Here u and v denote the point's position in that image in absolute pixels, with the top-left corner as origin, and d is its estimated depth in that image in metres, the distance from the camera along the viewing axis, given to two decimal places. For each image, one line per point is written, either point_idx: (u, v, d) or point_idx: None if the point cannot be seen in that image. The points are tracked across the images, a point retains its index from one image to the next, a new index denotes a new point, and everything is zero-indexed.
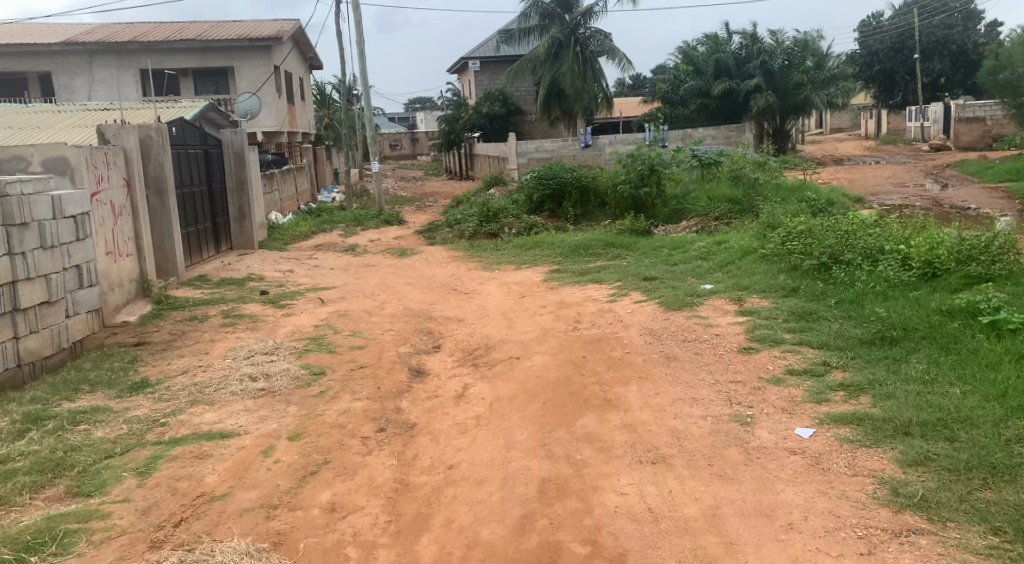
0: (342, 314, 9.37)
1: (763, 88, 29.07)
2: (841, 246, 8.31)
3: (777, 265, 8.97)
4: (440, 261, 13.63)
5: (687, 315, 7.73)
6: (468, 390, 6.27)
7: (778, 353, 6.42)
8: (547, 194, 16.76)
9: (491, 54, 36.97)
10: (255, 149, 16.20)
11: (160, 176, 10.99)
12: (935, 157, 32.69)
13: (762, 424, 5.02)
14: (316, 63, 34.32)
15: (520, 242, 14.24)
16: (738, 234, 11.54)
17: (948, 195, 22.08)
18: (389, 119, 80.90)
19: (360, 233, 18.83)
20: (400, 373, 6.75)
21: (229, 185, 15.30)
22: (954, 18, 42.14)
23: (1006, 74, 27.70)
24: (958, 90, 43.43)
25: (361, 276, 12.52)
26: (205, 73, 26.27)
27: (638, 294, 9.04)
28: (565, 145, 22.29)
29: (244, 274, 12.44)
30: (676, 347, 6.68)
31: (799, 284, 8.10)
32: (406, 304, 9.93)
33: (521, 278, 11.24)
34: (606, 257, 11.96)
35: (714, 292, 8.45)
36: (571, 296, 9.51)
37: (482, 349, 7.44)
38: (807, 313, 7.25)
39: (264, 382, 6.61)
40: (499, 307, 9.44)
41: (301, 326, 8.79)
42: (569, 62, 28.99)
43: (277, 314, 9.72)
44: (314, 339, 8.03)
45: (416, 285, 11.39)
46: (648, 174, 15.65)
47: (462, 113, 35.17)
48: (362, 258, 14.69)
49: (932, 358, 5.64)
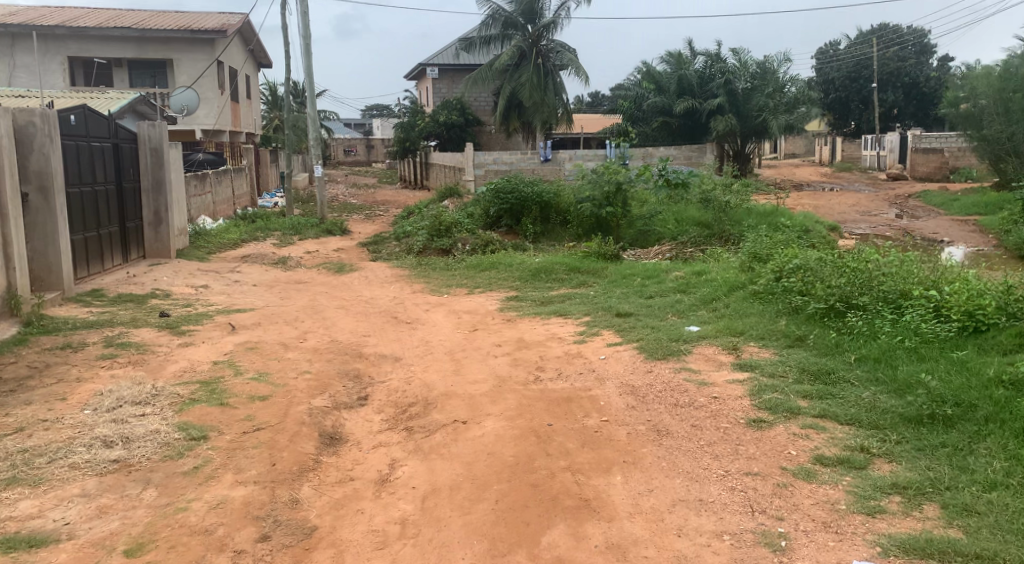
0: (252, 348, 7.67)
1: (726, 110, 28.12)
2: (854, 287, 6.94)
3: (774, 305, 7.59)
4: (381, 280, 12.01)
5: (673, 367, 6.27)
6: (396, 469, 4.71)
7: (798, 429, 4.98)
8: (505, 209, 15.29)
9: (449, 61, 35.46)
10: (177, 146, 14.37)
11: (44, 170, 9.24)
12: (893, 186, 32.15)
13: (802, 554, 3.60)
14: (264, 60, 32.32)
15: (475, 261, 12.68)
16: (718, 265, 10.17)
17: (917, 227, 21.19)
18: (345, 125, 78.59)
19: (297, 243, 17.06)
20: (309, 439, 5.16)
21: (144, 185, 13.43)
22: (907, 50, 42.44)
23: (967, 105, 27.15)
24: (909, 121, 43.36)
25: (288, 296, 10.82)
26: (140, 65, 24.25)
27: (611, 334, 7.57)
28: (524, 158, 20.81)
29: (148, 290, 10.63)
30: (666, 415, 5.22)
31: (806, 331, 6.71)
32: (333, 335, 8.28)
33: (471, 306, 9.68)
34: (570, 285, 10.50)
35: (702, 336, 7.02)
36: (531, 333, 7.98)
37: (420, 405, 5.87)
38: (824, 373, 5.85)
39: (122, 448, 4.94)
40: (444, 344, 7.87)
41: (196, 365, 7.08)
42: (530, 72, 27.61)
43: (173, 344, 7.98)
44: (207, 384, 6.36)
45: (348, 311, 9.74)
46: (614, 193, 14.24)
47: (417, 120, 33.55)
48: (293, 273, 12.98)
49: (1011, 451, 4.27)
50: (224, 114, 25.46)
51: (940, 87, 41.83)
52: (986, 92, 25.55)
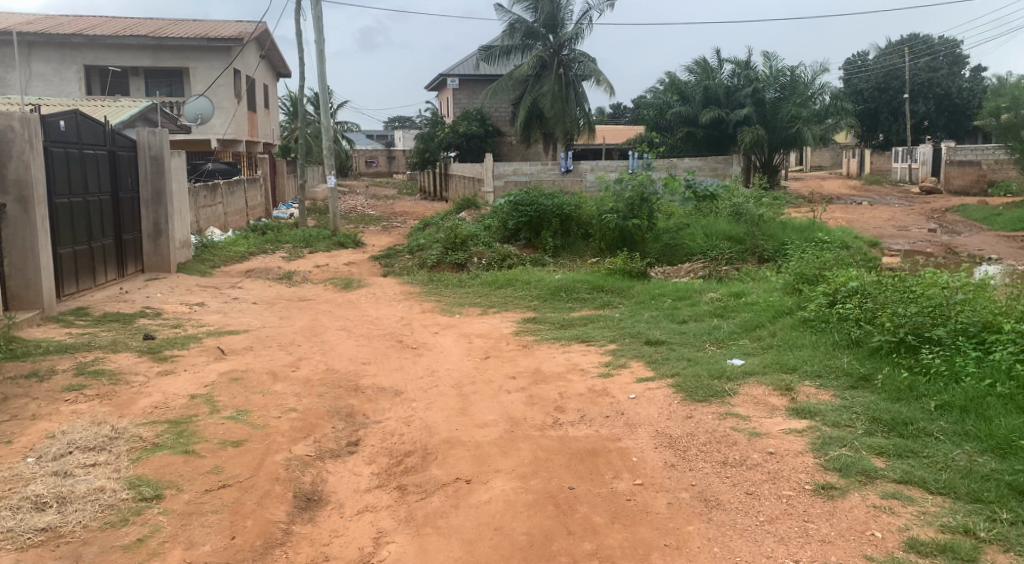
0: (235, 379, 6.81)
1: (754, 121, 27.06)
2: (924, 316, 5.99)
3: (829, 336, 6.66)
4: (390, 298, 11.18)
5: (716, 411, 5.35)
6: (382, 547, 3.84)
7: (878, 500, 4.05)
8: (523, 221, 14.42)
9: (470, 72, 34.74)
10: (181, 154, 13.70)
11: (23, 180, 8.52)
12: (928, 199, 30.91)
13: None
14: (281, 69, 31.75)
15: (489, 277, 11.81)
16: (759, 286, 9.23)
17: (960, 243, 20.04)
18: (365, 135, 78.14)
19: (307, 257, 16.28)
20: (281, 502, 4.30)
21: (144, 196, 12.73)
22: (939, 61, 41.10)
23: (1008, 115, 25.87)
24: (940, 133, 41.94)
25: (288, 316, 9.99)
26: (156, 73, 23.72)
27: (641, 367, 6.66)
28: (544, 169, 19.93)
29: (137, 308, 9.84)
30: (714, 478, 4.33)
31: (871, 369, 5.79)
32: (329, 363, 7.43)
33: (484, 329, 8.78)
34: (593, 305, 9.59)
35: (748, 372, 6.11)
36: (549, 363, 7.07)
37: (418, 455, 4.98)
38: (902, 423, 4.91)
39: (54, 512, 4.09)
40: (452, 375, 6.99)
41: (170, 399, 6.24)
42: (552, 82, 26.79)
43: (151, 371, 7.15)
44: (175, 424, 5.51)
45: (350, 333, 8.88)
46: (639, 203, 13.26)
47: (437, 131, 32.89)
48: (298, 289, 12.20)
49: None
50: (240, 123, 24.84)
51: (974, 99, 40.40)
52: None
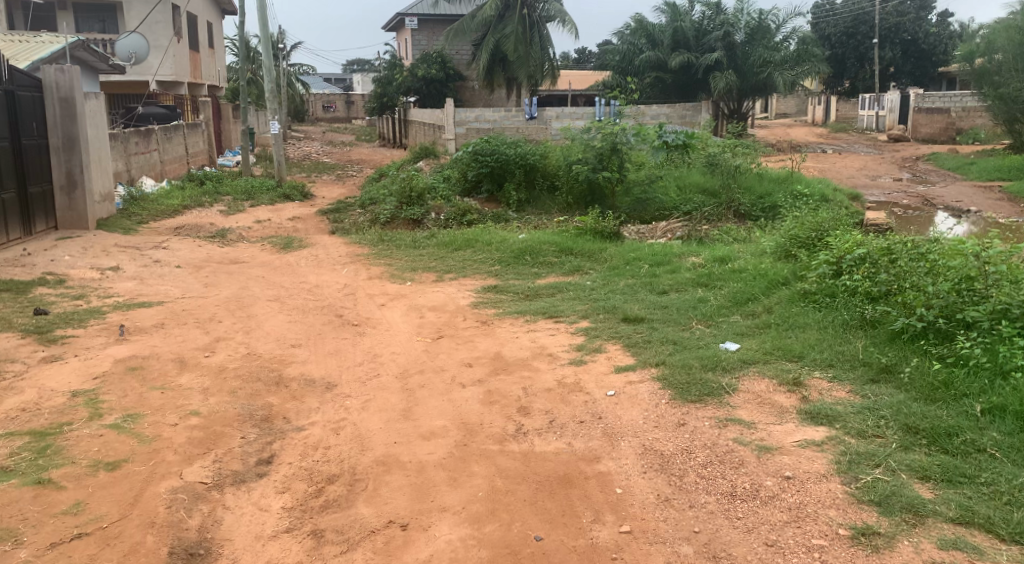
0: (133, 370, 5.64)
1: (724, 66, 25.84)
2: (955, 292, 5.00)
3: (837, 315, 5.68)
4: (335, 260, 10.03)
5: (714, 417, 4.35)
6: None
7: (936, 552, 3.13)
8: (484, 172, 13.22)
9: (429, 11, 32.84)
10: (99, 96, 12.16)
11: None
12: (897, 147, 30.22)
13: None
14: (225, 5, 29.58)
15: (446, 237, 10.67)
16: (747, 250, 8.25)
17: (936, 193, 19.31)
18: (320, 78, 75.06)
19: (248, 211, 14.94)
20: None
21: (55, 143, 11.27)
22: (906, 6, 39.90)
23: (981, 60, 24.95)
24: (905, 80, 41.13)
25: (215, 283, 8.77)
26: (86, 8, 21.68)
27: (619, 353, 5.65)
28: (508, 115, 18.60)
29: (36, 275, 8.50)
30: (722, 519, 3.39)
31: (895, 359, 4.82)
32: (251, 346, 6.29)
33: (438, 300, 7.68)
34: (561, 270, 8.55)
35: (746, 360, 5.12)
36: (511, 346, 6.02)
37: (343, 482, 3.92)
38: (945, 434, 3.95)
39: None
40: (397, 360, 5.93)
41: (43, 397, 5.05)
42: (515, 23, 25.23)
43: (32, 358, 5.91)
44: (38, 437, 4.36)
45: (282, 305, 7.72)
46: (609, 153, 12.13)
47: (396, 75, 31.20)
48: (233, 249, 10.95)
49: None
50: (181, 64, 22.95)
51: (940, 45, 39.80)
52: (1003, 45, 23.18)
